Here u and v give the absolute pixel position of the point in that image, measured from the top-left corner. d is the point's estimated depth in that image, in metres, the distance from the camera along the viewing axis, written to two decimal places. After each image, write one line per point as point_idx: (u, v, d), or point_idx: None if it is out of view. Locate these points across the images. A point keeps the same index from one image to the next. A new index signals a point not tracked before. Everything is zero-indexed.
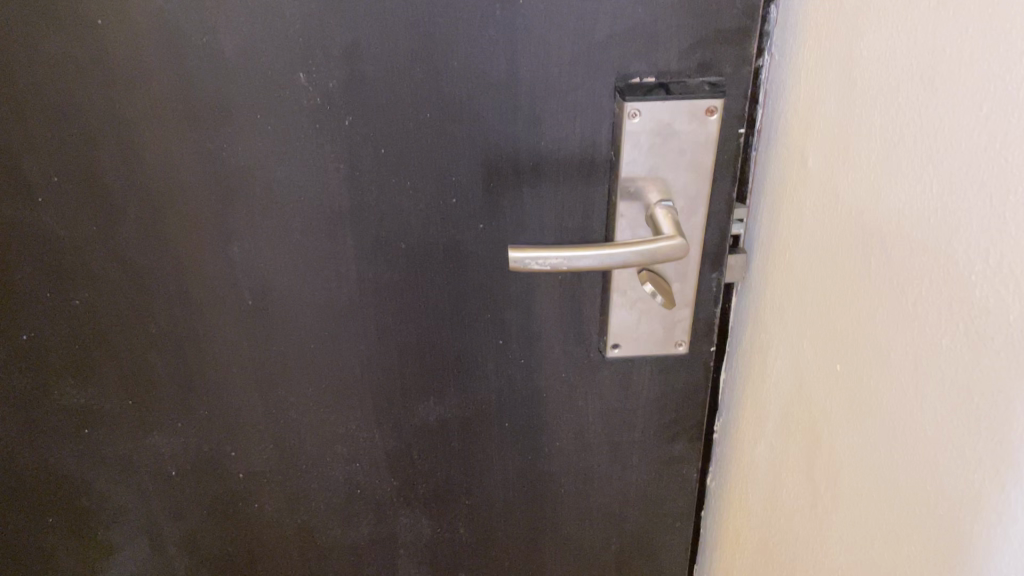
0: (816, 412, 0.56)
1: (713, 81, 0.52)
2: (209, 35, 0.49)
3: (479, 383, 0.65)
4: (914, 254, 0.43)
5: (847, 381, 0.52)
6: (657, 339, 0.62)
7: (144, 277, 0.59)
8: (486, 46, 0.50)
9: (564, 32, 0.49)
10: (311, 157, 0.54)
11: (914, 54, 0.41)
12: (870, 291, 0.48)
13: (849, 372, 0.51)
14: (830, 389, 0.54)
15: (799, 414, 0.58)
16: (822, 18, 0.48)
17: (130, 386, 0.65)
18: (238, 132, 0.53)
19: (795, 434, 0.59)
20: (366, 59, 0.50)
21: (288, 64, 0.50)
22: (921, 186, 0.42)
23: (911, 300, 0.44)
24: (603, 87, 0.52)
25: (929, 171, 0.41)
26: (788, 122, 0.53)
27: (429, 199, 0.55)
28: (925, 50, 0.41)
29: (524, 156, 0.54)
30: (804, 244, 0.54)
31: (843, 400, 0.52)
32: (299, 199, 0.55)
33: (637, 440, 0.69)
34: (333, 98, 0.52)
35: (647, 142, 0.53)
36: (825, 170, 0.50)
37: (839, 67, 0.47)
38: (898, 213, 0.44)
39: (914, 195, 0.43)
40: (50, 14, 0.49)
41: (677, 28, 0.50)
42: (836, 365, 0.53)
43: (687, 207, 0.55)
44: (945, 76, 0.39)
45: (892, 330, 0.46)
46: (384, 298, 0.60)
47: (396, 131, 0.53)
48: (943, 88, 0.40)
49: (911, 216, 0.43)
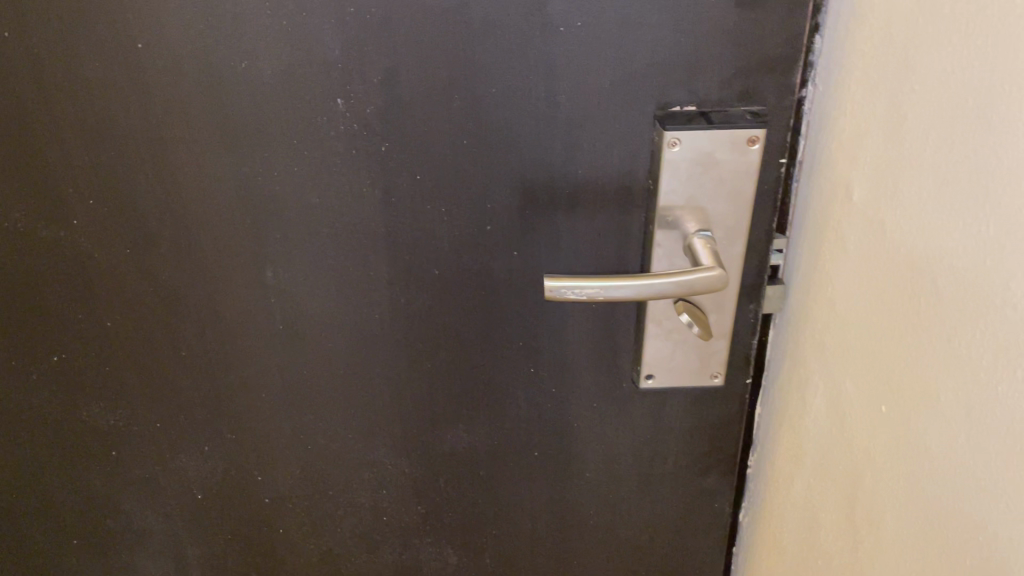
0: (859, 453, 0.55)
1: (755, 111, 0.51)
2: (248, 61, 0.49)
3: (509, 412, 0.64)
4: (968, 297, 0.42)
5: (894, 423, 0.51)
6: (693, 371, 0.60)
7: (176, 299, 0.59)
8: (525, 73, 0.49)
9: (605, 59, 0.49)
10: (346, 183, 0.53)
11: (970, 92, 0.40)
12: (920, 332, 0.47)
13: (897, 414, 0.50)
14: (873, 429, 0.53)
15: (838, 453, 0.57)
16: (869, 50, 0.47)
17: (159, 409, 0.64)
18: (274, 156, 0.53)
19: (834, 475, 0.58)
20: (404, 85, 0.50)
21: (326, 90, 0.50)
22: (975, 227, 0.41)
23: (966, 343, 0.43)
24: (643, 115, 0.51)
25: (984, 213, 0.40)
26: (831, 153, 0.52)
27: (463, 226, 0.55)
28: (981, 88, 0.40)
29: (560, 185, 0.53)
30: (847, 280, 0.53)
31: (889, 441, 0.51)
32: (332, 225, 0.55)
33: (668, 472, 0.67)
34: (370, 125, 0.51)
35: (687, 171, 0.52)
36: (870, 206, 0.49)
37: (887, 102, 0.46)
38: (950, 254, 0.43)
39: (967, 235, 0.42)
40: (91, 38, 0.49)
41: (720, 57, 0.49)
42: (881, 407, 0.51)
43: (726, 237, 0.54)
44: (1001, 115, 0.38)
45: (944, 373, 0.45)
46: (415, 325, 0.59)
47: (432, 157, 0.52)
48: (999, 128, 0.39)
49: (965, 257, 0.42)
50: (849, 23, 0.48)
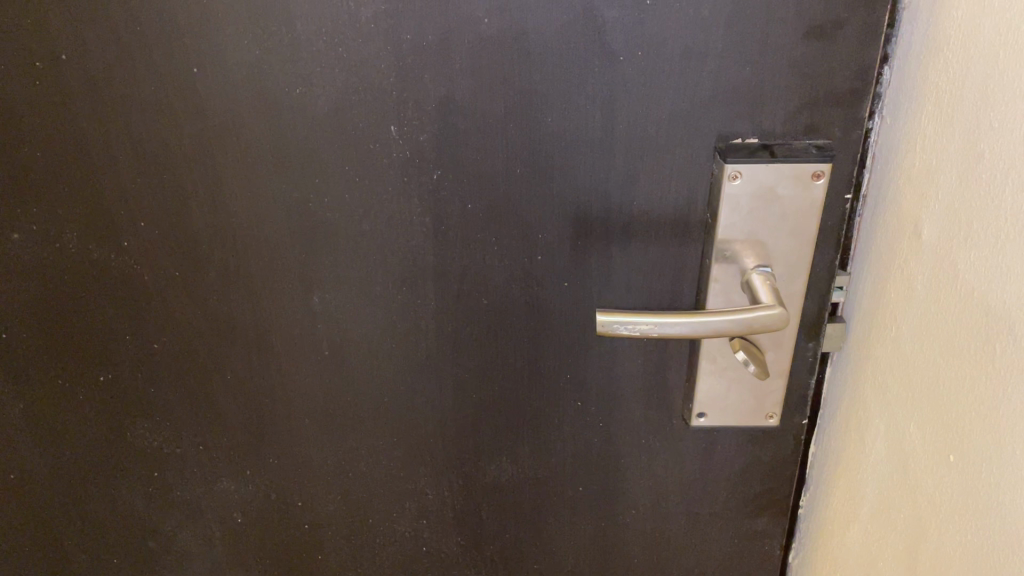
0: (923, 502, 0.52)
1: (820, 144, 0.49)
2: (303, 86, 0.49)
3: (555, 445, 0.62)
4: None
5: (963, 474, 0.48)
6: (747, 410, 0.58)
7: (224, 323, 0.59)
8: (582, 102, 0.48)
9: (665, 89, 0.48)
10: (398, 211, 0.53)
11: None
12: (994, 382, 0.44)
13: (967, 465, 0.48)
14: (941, 479, 0.50)
15: (901, 502, 0.54)
16: (943, 84, 0.45)
17: (202, 432, 0.64)
18: (326, 183, 0.52)
19: (895, 523, 0.55)
20: (459, 113, 0.49)
21: (380, 117, 0.49)
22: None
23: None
24: (703, 147, 0.49)
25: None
26: (899, 189, 0.50)
27: (514, 255, 0.54)
28: None
29: (615, 215, 0.52)
30: (914, 321, 0.50)
31: (958, 492, 0.49)
32: (382, 253, 0.54)
33: (718, 512, 0.65)
34: (423, 152, 0.50)
35: (747, 206, 0.50)
36: (942, 245, 0.47)
37: (963, 138, 0.44)
38: None
39: None
40: (148, 63, 0.49)
41: (785, 89, 0.47)
42: (950, 456, 0.49)
43: (785, 273, 0.52)
44: None
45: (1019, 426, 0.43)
46: (462, 355, 0.58)
47: (485, 187, 0.51)
48: None
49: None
50: (920, 54, 0.46)
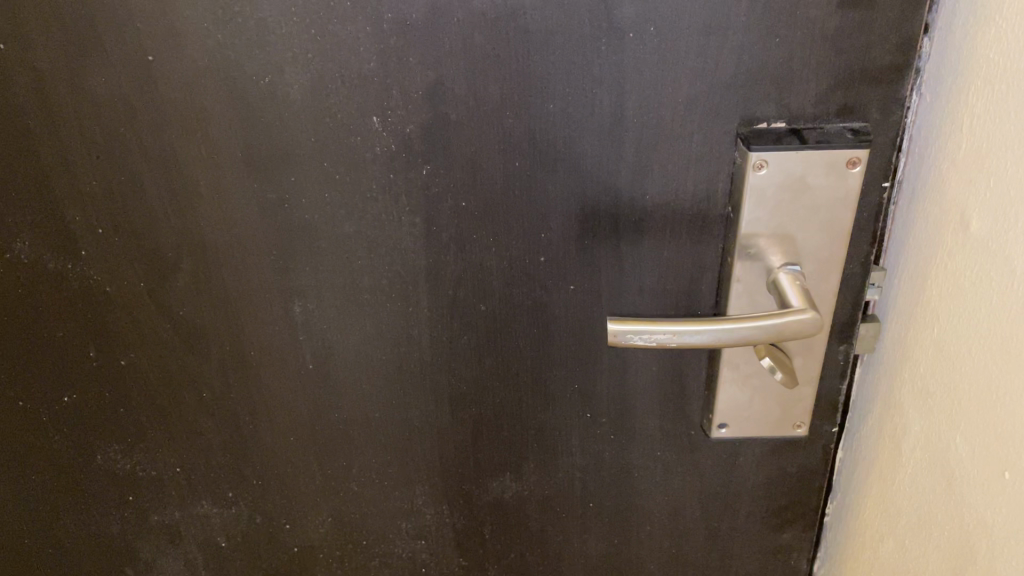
0: (971, 523, 0.47)
1: (856, 128, 0.44)
2: (274, 74, 0.44)
3: (562, 460, 0.57)
4: None
5: (1020, 496, 0.43)
6: (773, 420, 0.54)
7: (197, 337, 0.54)
8: (588, 85, 0.43)
9: (682, 69, 0.42)
10: (384, 211, 0.47)
11: None
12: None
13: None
14: (992, 499, 0.45)
15: (944, 521, 0.49)
16: (996, 56, 0.40)
17: (178, 453, 0.59)
18: (304, 182, 0.47)
19: (938, 543, 0.50)
20: (450, 101, 0.44)
21: (361, 106, 0.44)
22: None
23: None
24: (724, 133, 0.44)
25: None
26: (943, 175, 0.45)
27: (515, 257, 0.49)
28: None
29: (626, 211, 0.47)
30: (962, 323, 0.45)
31: (1012, 515, 0.43)
32: (367, 257, 0.49)
33: (740, 526, 0.60)
34: (411, 145, 0.45)
35: (774, 198, 0.45)
36: (995, 239, 0.42)
37: (1021, 119, 0.39)
38: None
39: None
40: (98, 52, 0.44)
41: (817, 66, 0.42)
42: (1004, 476, 0.44)
43: (816, 272, 0.47)
44: None
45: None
46: (459, 366, 0.53)
47: (480, 183, 0.46)
48: None
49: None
50: (969, 23, 0.41)
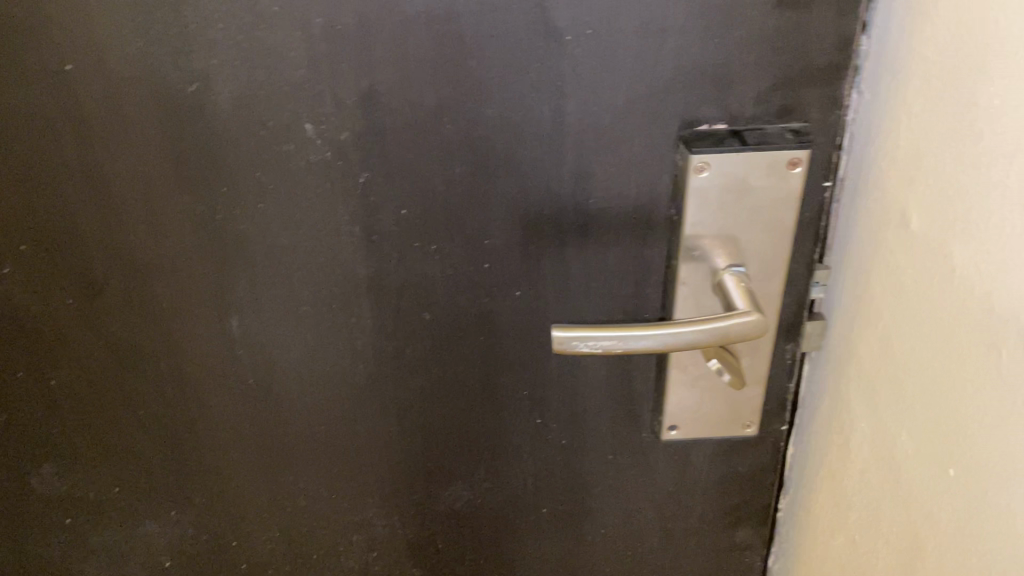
0: (918, 515, 0.47)
1: (796, 129, 0.44)
2: (201, 82, 0.42)
3: (514, 467, 0.57)
4: None
5: (964, 488, 0.43)
6: (723, 420, 0.54)
7: (131, 354, 0.52)
8: (527, 90, 0.42)
9: (622, 72, 0.42)
10: (322, 221, 0.46)
11: None
12: (999, 394, 0.39)
13: (969, 478, 0.43)
14: (937, 492, 0.45)
15: (892, 514, 0.50)
16: (933, 55, 0.40)
17: (117, 474, 0.57)
18: (237, 193, 0.45)
19: (886, 536, 0.51)
20: (386, 108, 0.42)
21: (294, 114, 0.43)
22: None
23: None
24: (666, 136, 0.44)
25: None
26: (883, 173, 0.45)
27: (459, 265, 0.48)
28: None
29: (570, 216, 0.46)
30: (904, 319, 0.45)
31: (957, 506, 0.44)
32: (306, 268, 0.48)
33: (693, 526, 0.60)
34: (347, 154, 0.44)
35: (716, 200, 0.45)
36: (934, 236, 0.42)
37: (958, 118, 0.39)
38: None
39: None
40: (13, 62, 0.42)
41: (756, 68, 0.42)
42: (949, 470, 0.44)
43: (760, 273, 0.47)
44: None
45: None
46: (406, 376, 0.52)
47: (420, 191, 0.45)
48: None
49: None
50: (906, 22, 0.41)
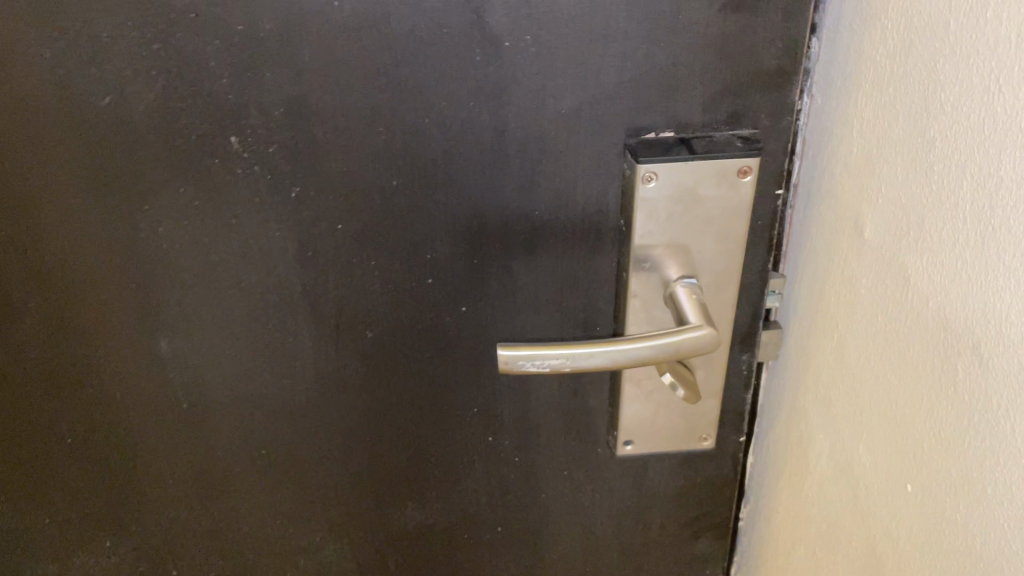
0: (872, 532, 0.46)
1: (745, 135, 0.42)
2: (115, 94, 0.39)
3: (466, 485, 0.55)
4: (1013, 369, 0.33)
5: (915, 507, 0.42)
6: (679, 433, 0.52)
7: (54, 379, 0.49)
8: (465, 99, 0.40)
9: (563, 79, 0.40)
10: (252, 238, 0.44)
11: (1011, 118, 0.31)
12: (955, 414, 0.37)
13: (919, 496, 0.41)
14: (889, 509, 0.44)
15: (848, 530, 0.48)
16: (883, 59, 0.38)
17: (46, 504, 0.54)
18: (160, 210, 0.43)
19: (842, 552, 0.49)
20: (315, 119, 0.40)
21: (218, 127, 0.40)
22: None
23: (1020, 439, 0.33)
24: (612, 144, 0.42)
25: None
26: (836, 180, 0.43)
27: (400, 280, 0.46)
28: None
29: (515, 228, 0.44)
30: (858, 331, 0.44)
31: (908, 525, 0.42)
32: (238, 287, 0.45)
33: (653, 540, 0.59)
34: (276, 167, 0.42)
35: (666, 211, 0.43)
36: (885, 246, 0.40)
37: (909, 124, 0.37)
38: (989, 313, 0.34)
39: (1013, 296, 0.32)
40: None
41: (703, 73, 0.40)
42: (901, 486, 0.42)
43: (712, 283, 0.46)
44: None
45: (986, 466, 0.36)
46: (349, 395, 0.50)
47: (356, 204, 0.43)
48: None
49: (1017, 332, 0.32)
50: (855, 25, 0.40)
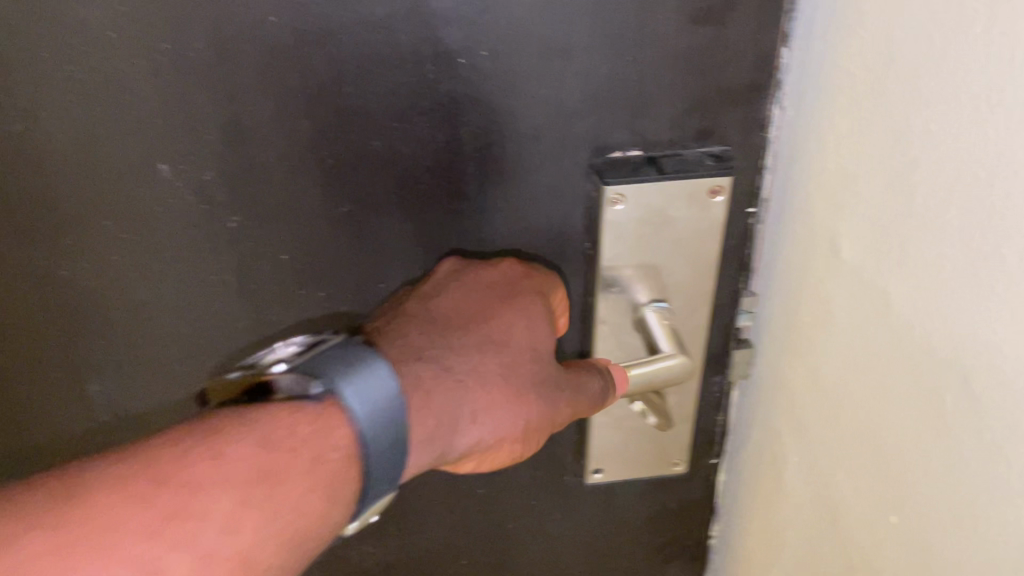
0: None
1: (717, 153, 0.40)
2: (28, 121, 0.36)
3: (427, 520, 0.52)
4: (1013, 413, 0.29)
5: (895, 552, 0.37)
6: (650, 460, 0.50)
7: None
8: (416, 119, 0.37)
9: (522, 97, 0.37)
10: (188, 271, 0.40)
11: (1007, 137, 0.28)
12: (933, 463, 0.34)
13: (900, 541, 0.37)
14: (867, 553, 0.40)
15: (822, 571, 0.44)
16: (857, 71, 0.35)
17: None
18: (83, 244, 0.39)
19: None
20: (253, 142, 0.37)
21: (144, 153, 0.37)
22: (1020, 340, 0.28)
23: (1016, 493, 0.29)
24: (576, 165, 0.39)
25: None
26: (808, 198, 0.40)
27: (351, 312, 0.42)
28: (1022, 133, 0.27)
29: (474, 254, 0.41)
30: (836, 358, 0.40)
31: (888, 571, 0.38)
32: (173, 323, 0.42)
33: (623, 566, 0.57)
34: (210, 195, 0.38)
35: (634, 233, 0.40)
36: (865, 270, 0.37)
37: (891, 141, 0.34)
38: (988, 347, 0.30)
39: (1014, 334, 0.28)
40: None
41: (671, 88, 0.38)
42: (881, 528, 0.39)
43: (683, 307, 0.44)
44: None
45: (977, 513, 0.32)
46: None
47: (301, 233, 0.40)
48: None
49: (1005, 382, 0.29)
50: (829, 35, 0.36)
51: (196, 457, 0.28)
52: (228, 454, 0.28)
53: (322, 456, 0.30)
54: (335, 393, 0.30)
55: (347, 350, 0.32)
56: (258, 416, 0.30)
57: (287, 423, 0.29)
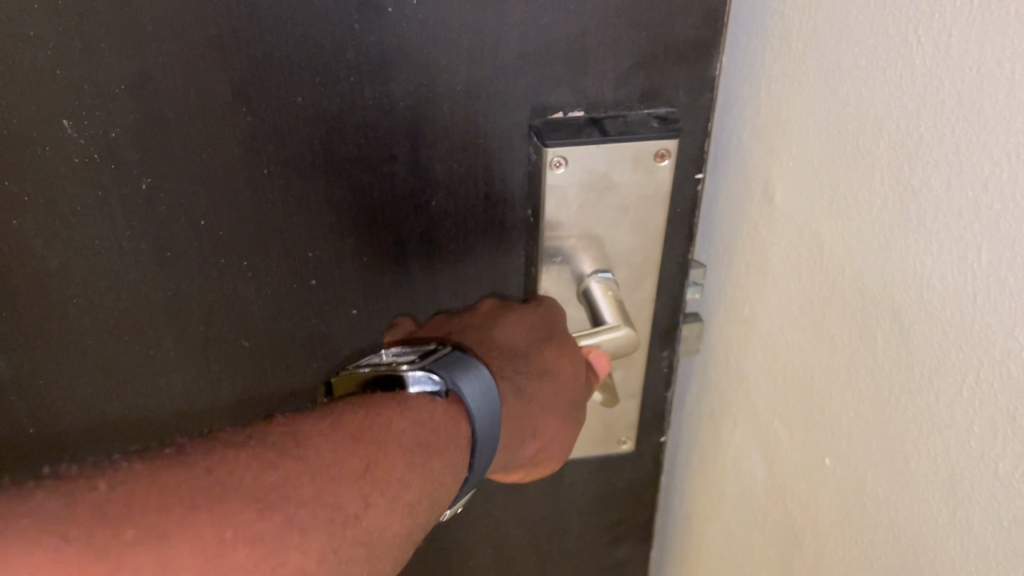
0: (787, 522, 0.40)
1: (663, 115, 0.38)
2: None
3: None
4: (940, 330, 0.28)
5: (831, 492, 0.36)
6: (598, 438, 0.49)
7: None
8: (341, 72, 0.34)
9: (455, 50, 0.35)
10: (97, 238, 0.37)
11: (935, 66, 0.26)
12: (862, 401, 0.33)
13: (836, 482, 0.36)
14: (806, 498, 0.38)
15: (763, 519, 0.43)
16: (794, 14, 0.33)
17: None
18: None
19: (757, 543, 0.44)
20: (164, 97, 0.34)
21: (43, 107, 0.34)
22: (949, 261, 0.27)
23: (946, 413, 0.28)
24: (515, 125, 0.37)
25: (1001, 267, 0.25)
26: (753, 158, 0.38)
27: (279, 283, 0.40)
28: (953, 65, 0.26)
29: (409, 221, 0.39)
30: (770, 303, 0.39)
31: (826, 513, 0.37)
32: (82, 294, 0.39)
33: (572, 548, 0.55)
34: (119, 154, 0.35)
35: (577, 199, 0.38)
36: (798, 214, 0.35)
37: (821, 78, 0.32)
38: (915, 271, 0.28)
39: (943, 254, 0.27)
40: None
41: (614, 44, 0.36)
42: (818, 473, 0.37)
43: (630, 278, 0.42)
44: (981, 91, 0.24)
45: (907, 444, 0.30)
46: (223, 412, 0.44)
47: (220, 197, 0.37)
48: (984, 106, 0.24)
49: (932, 303, 0.28)
50: None
51: (363, 453, 0.30)
52: (359, 451, 0.30)
53: (451, 448, 0.32)
54: (457, 391, 0.33)
55: (456, 356, 0.34)
56: (387, 412, 0.32)
57: (417, 418, 0.32)
